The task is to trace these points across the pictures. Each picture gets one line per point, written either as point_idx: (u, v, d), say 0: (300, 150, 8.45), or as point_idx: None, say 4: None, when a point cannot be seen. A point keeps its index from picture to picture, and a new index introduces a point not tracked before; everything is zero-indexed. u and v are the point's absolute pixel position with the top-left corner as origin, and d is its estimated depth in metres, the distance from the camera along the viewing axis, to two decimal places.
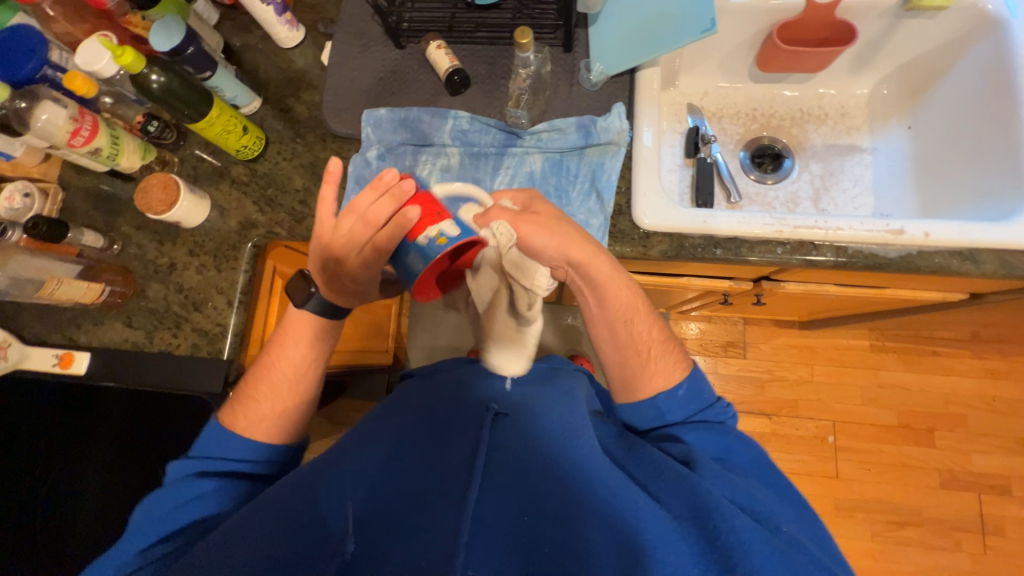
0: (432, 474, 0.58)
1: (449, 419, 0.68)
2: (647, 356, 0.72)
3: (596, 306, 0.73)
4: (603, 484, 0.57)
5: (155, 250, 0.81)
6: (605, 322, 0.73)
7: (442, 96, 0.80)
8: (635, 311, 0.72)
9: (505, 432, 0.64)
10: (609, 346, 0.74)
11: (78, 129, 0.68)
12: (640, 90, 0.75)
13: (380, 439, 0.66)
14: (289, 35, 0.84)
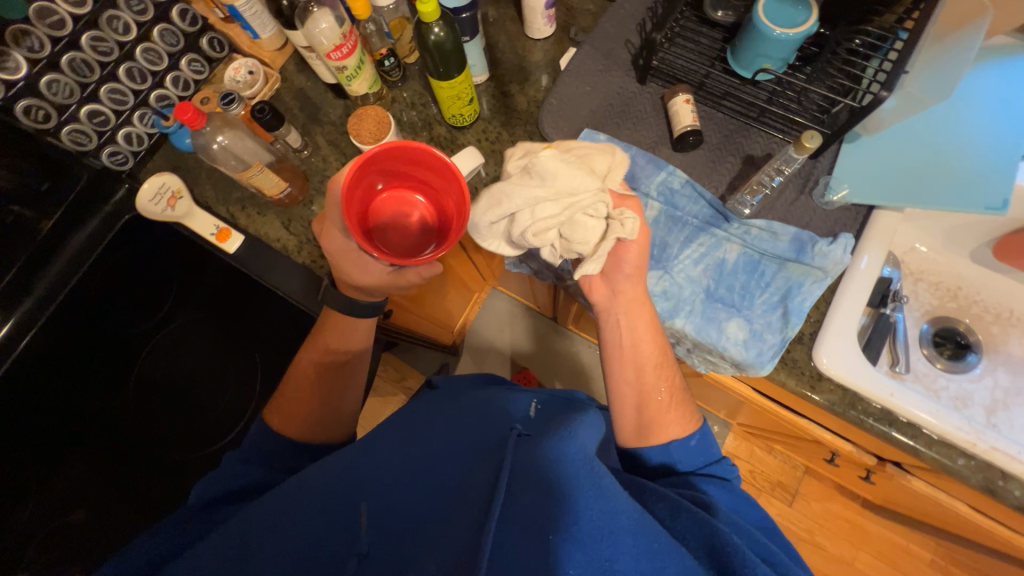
0: (451, 487, 0.50)
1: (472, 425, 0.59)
2: (661, 402, 0.65)
3: (627, 343, 0.67)
4: (625, 513, 0.44)
5: (337, 171, 0.83)
6: (631, 361, 0.67)
7: (663, 147, 0.77)
8: (664, 359, 0.67)
9: (526, 447, 0.52)
10: (626, 388, 0.67)
11: (342, 44, 0.70)
12: (874, 228, 0.69)
13: (411, 430, 0.60)
14: (541, 29, 0.84)
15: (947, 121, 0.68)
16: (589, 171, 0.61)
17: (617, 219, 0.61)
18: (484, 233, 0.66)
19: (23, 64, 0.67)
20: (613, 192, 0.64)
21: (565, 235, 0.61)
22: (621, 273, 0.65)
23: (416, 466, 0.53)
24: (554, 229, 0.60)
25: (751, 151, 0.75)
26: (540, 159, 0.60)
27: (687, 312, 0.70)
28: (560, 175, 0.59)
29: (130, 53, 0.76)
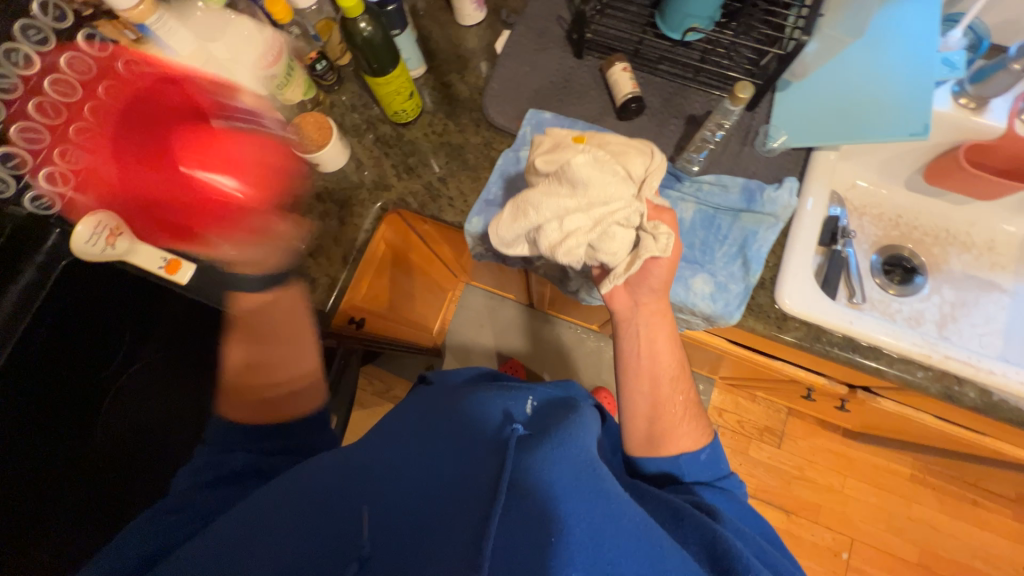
0: (450, 486, 0.50)
1: (467, 421, 0.57)
2: (674, 415, 0.68)
3: (644, 355, 0.69)
4: (627, 514, 0.46)
5: (284, 183, 0.80)
6: (649, 373, 0.69)
7: (609, 117, 0.78)
8: (680, 375, 0.70)
9: (527, 453, 0.52)
10: (641, 400, 0.68)
11: (266, 55, 0.72)
12: (815, 169, 0.72)
13: (408, 432, 0.58)
14: (472, 14, 0.83)
15: (867, 60, 0.70)
16: (622, 180, 0.62)
17: (648, 234, 0.63)
18: (510, 236, 0.68)
19: None
20: (648, 203, 0.65)
21: (595, 245, 0.63)
22: (647, 286, 0.66)
23: (414, 470, 0.52)
24: (584, 240, 0.62)
25: (692, 111, 0.77)
26: (571, 167, 0.61)
27: None
28: (594, 187, 0.61)
29: (38, 87, 0.71)
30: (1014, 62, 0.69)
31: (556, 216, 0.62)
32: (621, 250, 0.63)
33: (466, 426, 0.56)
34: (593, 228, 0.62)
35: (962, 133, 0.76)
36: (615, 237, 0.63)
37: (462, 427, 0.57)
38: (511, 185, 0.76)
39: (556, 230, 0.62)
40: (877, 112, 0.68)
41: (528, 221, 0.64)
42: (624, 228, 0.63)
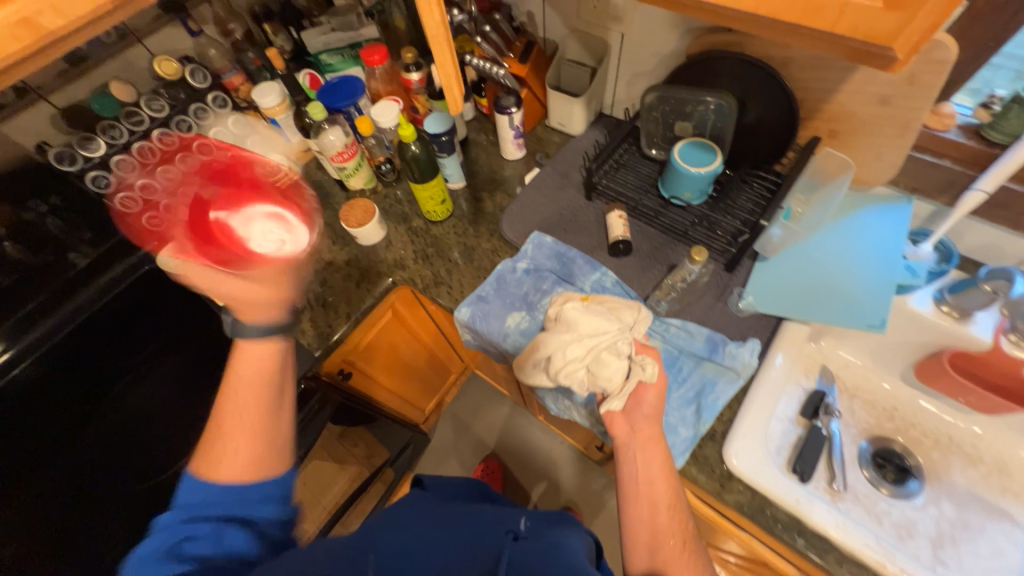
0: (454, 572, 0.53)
1: (471, 527, 0.61)
2: (673, 545, 0.60)
3: (642, 480, 0.64)
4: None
5: (327, 246, 0.98)
6: (646, 498, 0.63)
7: (601, 251, 0.89)
8: (678, 504, 0.63)
9: (527, 552, 0.54)
10: (637, 521, 0.62)
11: (344, 151, 0.90)
12: (782, 337, 0.77)
13: (424, 525, 0.63)
14: (512, 152, 1.04)
15: (849, 254, 0.77)
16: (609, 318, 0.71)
17: (638, 364, 0.67)
18: (530, 371, 0.75)
19: (103, 146, 0.86)
20: (636, 339, 0.71)
21: (594, 371, 0.68)
22: (641, 411, 0.66)
23: (418, 556, 0.56)
24: (581, 367, 0.68)
25: (675, 261, 0.86)
26: (564, 311, 0.74)
27: None
28: (590, 324, 0.70)
29: None
30: (983, 282, 0.71)
31: (559, 347, 0.70)
32: (615, 376, 0.67)
33: (474, 526, 0.60)
34: (588, 357, 0.69)
35: (943, 336, 0.77)
36: (609, 363, 0.67)
37: (466, 531, 0.60)
38: (503, 288, 0.87)
39: (557, 360, 0.69)
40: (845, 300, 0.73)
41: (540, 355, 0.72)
42: (619, 357, 0.68)
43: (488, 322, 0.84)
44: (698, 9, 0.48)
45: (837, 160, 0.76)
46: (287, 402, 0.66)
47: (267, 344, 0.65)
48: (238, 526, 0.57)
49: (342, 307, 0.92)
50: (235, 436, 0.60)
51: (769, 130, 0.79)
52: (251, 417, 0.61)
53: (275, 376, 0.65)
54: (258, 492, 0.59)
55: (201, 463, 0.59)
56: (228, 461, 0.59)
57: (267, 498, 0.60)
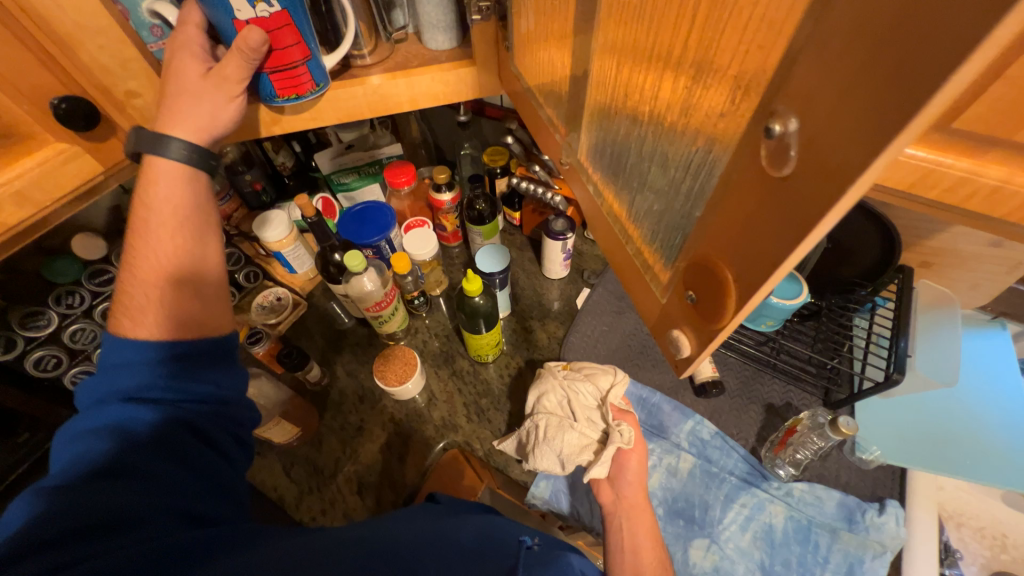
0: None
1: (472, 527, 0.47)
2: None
3: (628, 550, 0.59)
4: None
5: (353, 403, 0.81)
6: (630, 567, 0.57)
7: (685, 391, 0.79)
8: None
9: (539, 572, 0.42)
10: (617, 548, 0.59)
11: (382, 300, 0.75)
12: (915, 492, 0.67)
13: (416, 515, 0.48)
14: (558, 271, 0.92)
15: (962, 385, 0.74)
16: (579, 378, 0.71)
17: (615, 431, 0.63)
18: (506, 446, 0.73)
19: (55, 319, 0.66)
20: (613, 405, 0.67)
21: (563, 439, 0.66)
22: (624, 479, 0.62)
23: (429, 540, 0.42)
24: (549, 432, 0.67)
25: (770, 398, 0.77)
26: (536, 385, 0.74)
27: None
28: (560, 394, 0.70)
29: None
30: None
31: (534, 419, 0.69)
32: (582, 436, 0.66)
33: (483, 522, 0.48)
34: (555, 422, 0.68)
35: None
36: (574, 421, 0.67)
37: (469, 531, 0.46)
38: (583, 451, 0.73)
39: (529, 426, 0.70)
40: (984, 455, 0.68)
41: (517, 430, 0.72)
42: (587, 432, 0.66)
43: (568, 493, 0.74)
44: (897, 196, 0.41)
45: (936, 291, 0.73)
46: (215, 240, 0.53)
47: (175, 167, 0.48)
48: (166, 408, 0.44)
49: (377, 490, 0.73)
50: (161, 282, 0.48)
51: (857, 259, 0.75)
52: (167, 258, 0.49)
53: (205, 208, 0.51)
54: (165, 344, 0.46)
55: (120, 318, 0.47)
56: (161, 284, 0.48)
57: (202, 357, 0.48)
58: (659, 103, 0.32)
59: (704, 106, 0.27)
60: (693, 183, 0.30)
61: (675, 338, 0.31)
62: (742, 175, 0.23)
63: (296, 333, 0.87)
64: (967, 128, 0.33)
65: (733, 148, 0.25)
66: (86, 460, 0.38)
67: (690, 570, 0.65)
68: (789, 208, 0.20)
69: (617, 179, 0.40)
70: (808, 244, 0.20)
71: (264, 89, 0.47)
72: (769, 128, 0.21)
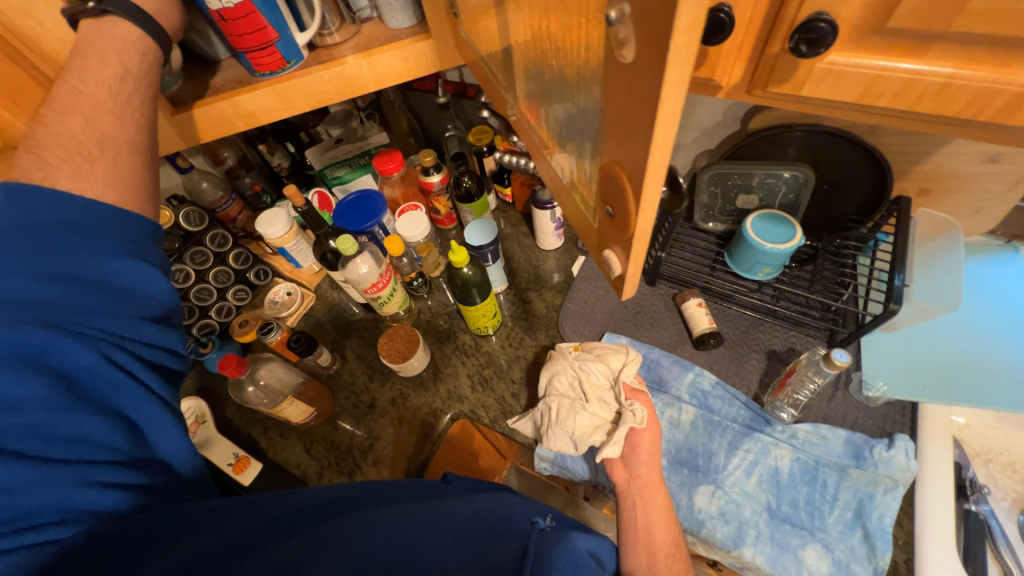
0: (461, 546, 0.40)
1: (483, 509, 0.47)
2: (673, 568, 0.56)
3: (641, 526, 0.59)
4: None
5: (364, 383, 0.85)
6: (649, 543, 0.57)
7: (684, 345, 0.79)
8: (678, 556, 0.57)
9: (545, 538, 0.43)
10: (630, 528, 0.60)
11: (379, 281, 0.78)
12: (926, 424, 0.66)
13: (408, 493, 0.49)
14: (552, 242, 0.94)
15: (972, 313, 0.72)
16: (596, 359, 0.72)
17: (627, 409, 0.65)
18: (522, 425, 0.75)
19: None
20: (624, 385, 0.68)
21: (575, 422, 0.67)
22: (638, 459, 0.63)
23: (421, 516, 0.43)
24: (562, 417, 0.68)
25: (773, 345, 0.76)
26: (548, 372, 0.74)
27: (754, 538, 0.63)
28: (571, 375, 0.71)
29: (186, 293, 0.83)
30: None
31: (546, 402, 0.71)
32: (596, 417, 0.68)
33: (492, 506, 0.48)
34: (570, 406, 0.69)
35: None
36: (585, 404, 0.68)
37: (478, 513, 0.46)
38: None
39: (544, 410, 0.71)
40: (994, 381, 0.67)
41: (532, 415, 0.74)
42: (599, 413, 0.68)
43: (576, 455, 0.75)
44: (854, 110, 0.40)
45: (932, 220, 0.70)
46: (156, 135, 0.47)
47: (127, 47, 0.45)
48: (106, 342, 0.38)
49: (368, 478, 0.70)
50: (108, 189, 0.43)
51: (849, 195, 0.74)
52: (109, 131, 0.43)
53: (125, 99, 0.45)
54: (93, 231, 0.40)
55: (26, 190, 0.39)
56: (71, 179, 0.40)
57: (131, 259, 0.42)
58: (557, 41, 0.34)
59: (581, 28, 0.30)
60: (598, 111, 0.31)
61: (606, 257, 0.34)
62: (611, 77, 0.25)
63: (307, 323, 0.92)
64: (903, 26, 0.32)
65: (601, 62, 0.27)
66: (13, 406, 0.33)
67: (696, 515, 0.66)
68: (640, 89, 0.22)
69: (554, 128, 0.42)
70: (663, 123, 0.22)
71: (246, 64, 0.53)
72: (609, 18, 0.22)
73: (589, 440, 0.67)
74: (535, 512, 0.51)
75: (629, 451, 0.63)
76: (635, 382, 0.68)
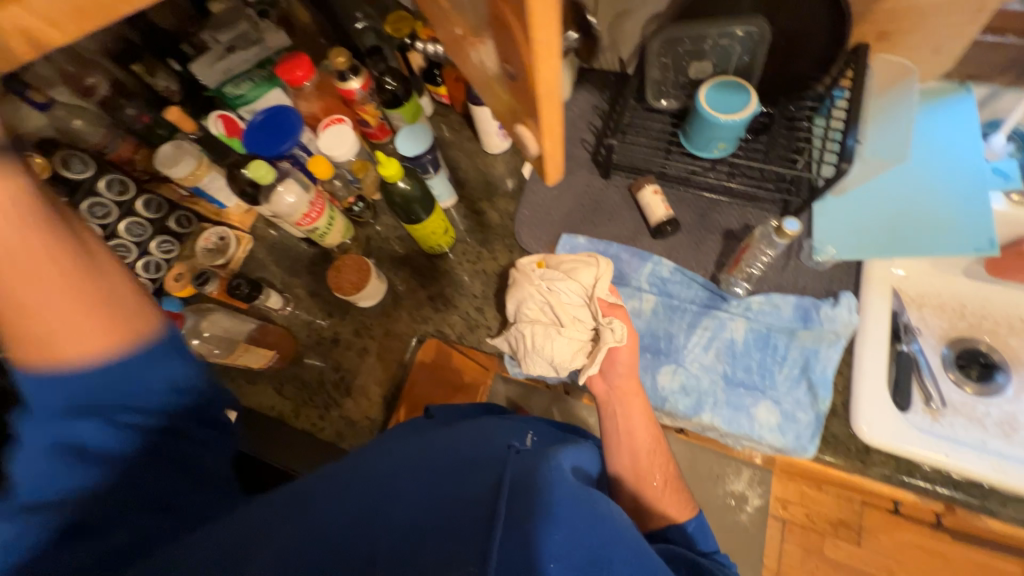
0: (438, 494, 0.39)
1: (459, 442, 0.48)
2: (655, 483, 0.62)
3: (623, 431, 0.64)
4: (623, 542, 0.38)
5: (322, 320, 0.82)
6: (629, 449, 0.63)
7: (643, 236, 0.78)
8: (658, 451, 0.64)
9: (524, 466, 0.44)
10: (616, 444, 0.64)
11: (310, 211, 0.71)
12: (871, 279, 0.68)
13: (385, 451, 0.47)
14: (498, 144, 0.86)
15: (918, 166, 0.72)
16: (566, 279, 0.69)
17: (605, 328, 0.65)
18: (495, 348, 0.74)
19: None
20: (601, 301, 0.68)
21: (551, 346, 0.67)
22: (615, 371, 0.65)
23: (394, 472, 0.43)
24: (538, 344, 0.68)
25: (729, 224, 0.76)
26: (516, 297, 0.71)
27: (712, 405, 0.68)
28: (539, 299, 0.69)
29: None
30: None
31: (517, 329, 0.70)
32: (574, 340, 0.67)
33: (468, 437, 0.49)
34: (545, 331, 0.68)
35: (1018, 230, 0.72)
36: (562, 329, 0.67)
37: (453, 448, 0.47)
38: None
39: (517, 338, 0.70)
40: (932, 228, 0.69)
41: (504, 341, 0.73)
42: (576, 334, 0.67)
43: None
44: None
45: (892, 66, 0.69)
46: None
47: None
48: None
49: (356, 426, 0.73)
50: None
51: (806, 49, 0.68)
52: None
53: None
54: None
55: None
56: None
57: None
58: None
59: None
60: None
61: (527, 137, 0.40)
62: None
63: (249, 267, 0.86)
64: None
65: None
66: None
67: (659, 394, 0.70)
68: None
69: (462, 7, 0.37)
70: None
71: None
72: None
73: (568, 362, 0.68)
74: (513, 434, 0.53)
75: (607, 365, 0.65)
76: (611, 299, 0.67)
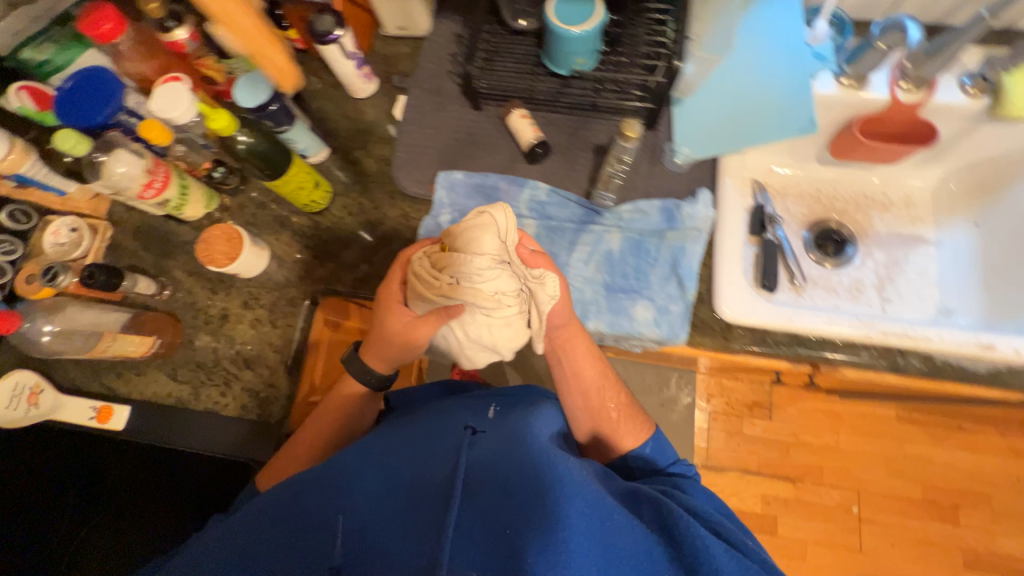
0: (412, 465, 0.56)
1: (425, 428, 0.62)
2: (613, 416, 0.69)
3: (571, 376, 0.68)
4: (552, 471, 0.51)
5: (206, 298, 0.78)
6: (579, 389, 0.69)
7: (520, 163, 0.78)
8: (607, 384, 0.69)
9: (484, 444, 0.57)
10: (577, 400, 0.69)
11: (151, 180, 0.67)
12: (724, 170, 0.75)
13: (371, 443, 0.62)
14: (363, 88, 0.83)
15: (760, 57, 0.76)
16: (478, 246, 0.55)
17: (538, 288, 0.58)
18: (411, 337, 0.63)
19: None
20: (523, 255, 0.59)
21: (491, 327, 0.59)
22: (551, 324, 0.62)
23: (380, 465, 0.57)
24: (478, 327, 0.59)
25: (598, 140, 0.78)
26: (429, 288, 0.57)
27: (595, 311, 0.73)
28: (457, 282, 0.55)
29: None
30: (877, 41, 0.70)
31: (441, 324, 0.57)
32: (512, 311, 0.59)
33: (432, 427, 0.62)
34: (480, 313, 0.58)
35: (849, 110, 0.78)
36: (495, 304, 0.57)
37: (420, 434, 0.61)
38: None
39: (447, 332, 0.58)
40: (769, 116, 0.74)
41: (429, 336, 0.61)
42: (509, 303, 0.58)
43: None
44: None
45: None
46: None
47: None
48: None
49: (324, 436, 0.69)
50: None
51: None
52: None
53: None
54: None
55: None
56: None
57: None
58: None
59: None
60: None
61: None
62: None
63: (114, 256, 0.79)
64: None
65: None
66: None
67: None
68: None
69: None
70: None
71: None
72: None
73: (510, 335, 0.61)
74: (474, 409, 0.65)
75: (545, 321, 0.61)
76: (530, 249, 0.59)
